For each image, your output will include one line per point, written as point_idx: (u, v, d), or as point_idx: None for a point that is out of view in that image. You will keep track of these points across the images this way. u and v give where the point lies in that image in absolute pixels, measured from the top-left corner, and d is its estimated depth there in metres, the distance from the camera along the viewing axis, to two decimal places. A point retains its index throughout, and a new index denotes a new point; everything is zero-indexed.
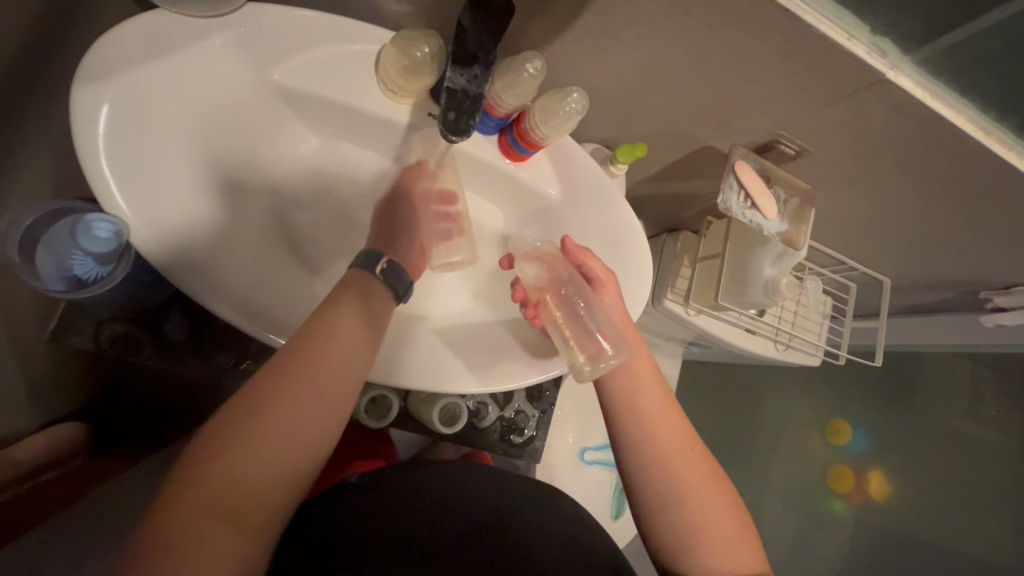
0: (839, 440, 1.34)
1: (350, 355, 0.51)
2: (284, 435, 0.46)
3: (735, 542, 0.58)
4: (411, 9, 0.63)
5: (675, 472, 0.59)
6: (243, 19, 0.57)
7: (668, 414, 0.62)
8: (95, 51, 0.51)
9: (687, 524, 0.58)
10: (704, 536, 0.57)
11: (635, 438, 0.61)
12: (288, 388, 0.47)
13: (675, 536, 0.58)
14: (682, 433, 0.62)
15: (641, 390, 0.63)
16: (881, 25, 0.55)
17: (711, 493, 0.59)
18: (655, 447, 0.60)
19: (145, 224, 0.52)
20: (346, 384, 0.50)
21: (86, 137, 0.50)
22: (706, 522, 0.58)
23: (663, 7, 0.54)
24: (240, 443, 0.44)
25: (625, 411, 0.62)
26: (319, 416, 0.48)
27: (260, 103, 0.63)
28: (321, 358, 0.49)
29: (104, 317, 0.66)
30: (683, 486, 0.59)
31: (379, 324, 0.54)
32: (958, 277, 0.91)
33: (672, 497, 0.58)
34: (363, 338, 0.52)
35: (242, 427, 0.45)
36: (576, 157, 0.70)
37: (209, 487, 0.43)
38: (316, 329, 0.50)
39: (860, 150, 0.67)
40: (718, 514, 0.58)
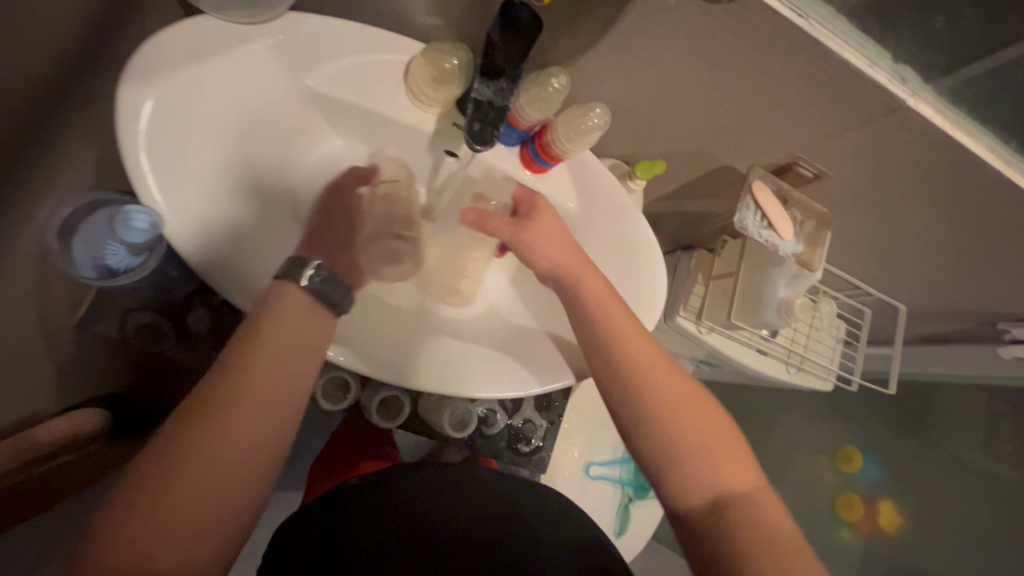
0: (850, 468, 1.33)
1: (287, 366, 0.47)
2: (219, 459, 0.43)
3: (719, 457, 0.54)
4: (442, 23, 0.65)
5: (650, 394, 0.56)
6: (282, 27, 0.60)
7: (638, 333, 0.60)
8: (142, 52, 0.54)
9: (667, 449, 0.55)
10: (686, 458, 0.54)
11: (608, 365, 0.58)
12: (217, 411, 0.44)
13: (657, 458, 0.55)
14: (657, 354, 0.59)
15: (611, 314, 0.60)
16: (903, 54, 0.55)
17: (689, 413, 0.56)
18: (628, 367, 0.58)
19: (177, 217, 0.54)
20: (294, 381, 0.48)
21: (127, 132, 0.52)
22: (686, 445, 0.55)
23: (687, 29, 0.55)
24: (170, 474, 0.42)
25: (594, 339, 0.60)
26: (255, 435, 0.45)
27: (293, 107, 0.65)
28: (260, 360, 0.47)
29: (132, 306, 0.69)
30: (658, 407, 0.56)
31: (324, 331, 0.51)
32: (975, 307, 0.90)
33: (650, 419, 0.56)
34: (303, 348, 0.49)
35: (171, 459, 0.42)
36: (595, 171, 0.72)
37: (144, 524, 0.40)
38: (253, 332, 0.48)
39: (879, 175, 0.67)
40: (701, 432, 0.55)
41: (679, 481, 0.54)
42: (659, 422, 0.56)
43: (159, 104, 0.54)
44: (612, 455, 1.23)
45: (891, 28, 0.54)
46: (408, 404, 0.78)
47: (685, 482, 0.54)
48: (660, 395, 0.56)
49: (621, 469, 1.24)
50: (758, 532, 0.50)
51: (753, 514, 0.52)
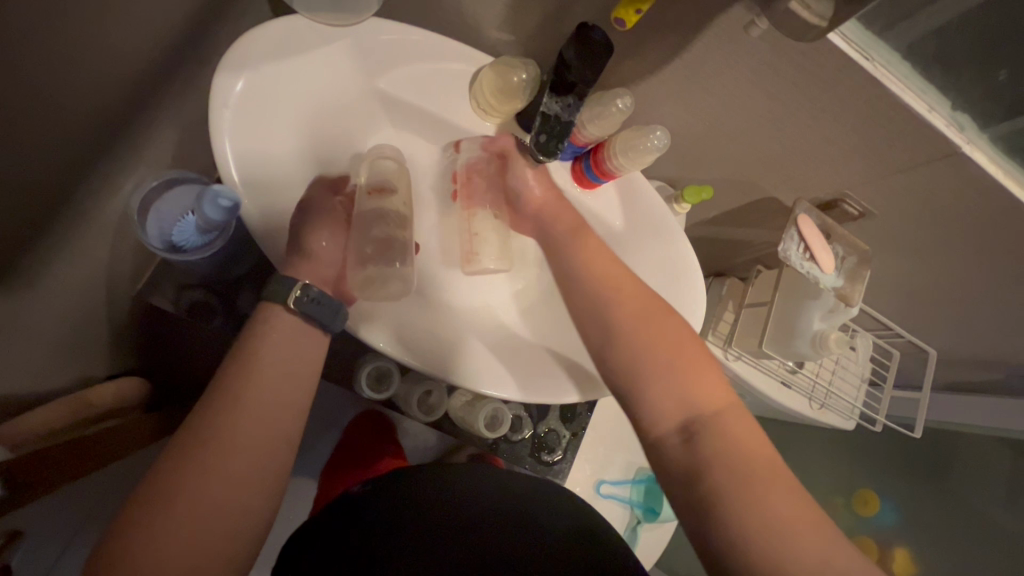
0: (867, 511, 1.28)
1: (282, 387, 0.51)
2: (228, 472, 0.46)
3: (697, 382, 0.55)
4: (512, 39, 0.69)
5: (622, 319, 0.60)
6: (364, 32, 0.63)
7: (609, 263, 0.64)
8: (239, 43, 0.58)
9: (632, 363, 0.58)
10: (650, 366, 0.56)
11: (579, 287, 0.64)
12: (220, 431, 0.47)
13: (624, 372, 0.58)
14: (631, 283, 0.63)
15: (582, 249, 0.66)
16: (962, 102, 0.57)
17: (654, 328, 0.59)
18: (593, 288, 0.63)
19: (252, 198, 0.57)
20: (291, 393, 0.52)
21: (218, 116, 0.56)
22: (648, 361, 0.57)
23: (753, 62, 0.58)
24: (183, 490, 0.45)
25: (566, 268, 0.66)
26: (260, 446, 0.49)
27: (365, 108, 0.68)
28: (259, 373, 0.51)
29: (186, 282, 0.72)
30: (620, 318, 0.60)
31: (312, 354, 0.55)
32: (1006, 358, 0.90)
33: (615, 335, 0.59)
34: (296, 368, 0.53)
35: (184, 469, 0.45)
36: (643, 192, 0.74)
37: (163, 539, 0.43)
38: (248, 350, 0.52)
39: (925, 217, 0.68)
40: (670, 348, 0.57)
41: (645, 401, 0.56)
42: (625, 338, 0.59)
43: (248, 92, 0.58)
44: (624, 475, 1.22)
45: (953, 77, 0.56)
46: (441, 402, 0.81)
47: (650, 397, 0.56)
48: (624, 313, 0.60)
49: (631, 490, 1.22)
50: (727, 458, 0.50)
51: (721, 433, 0.52)
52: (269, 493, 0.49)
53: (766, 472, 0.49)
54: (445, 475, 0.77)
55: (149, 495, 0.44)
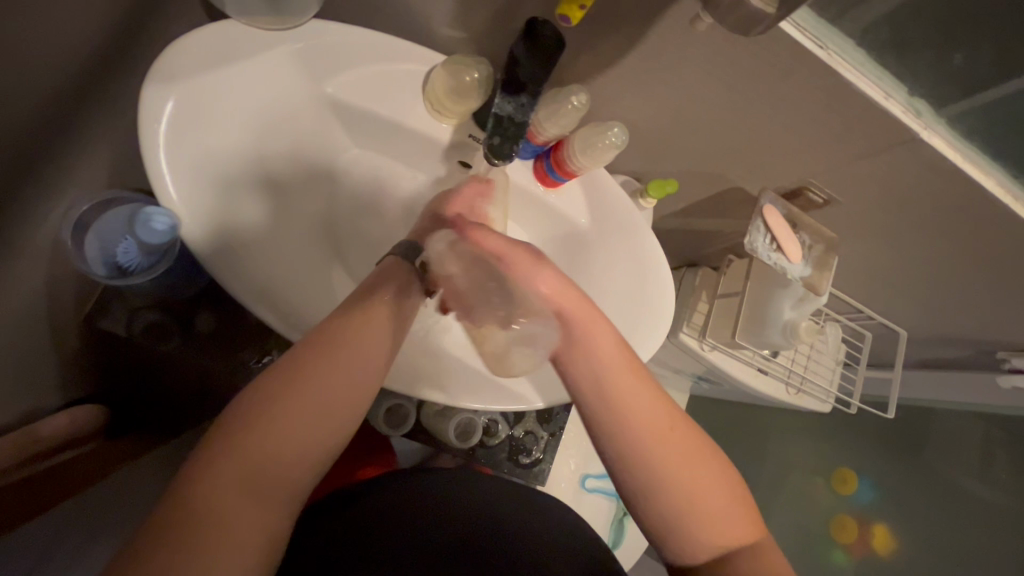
0: (845, 490, 1.31)
1: (365, 357, 0.49)
2: (290, 429, 0.44)
3: (729, 519, 0.50)
4: (464, 36, 0.66)
5: (650, 449, 0.50)
6: (306, 35, 0.60)
7: (639, 382, 0.52)
8: (169, 53, 0.54)
9: (670, 503, 0.50)
10: (689, 514, 0.50)
11: (608, 416, 0.51)
12: (302, 390, 0.45)
13: (658, 515, 0.50)
14: (668, 412, 0.52)
15: (614, 363, 0.53)
16: (918, 87, 0.57)
17: (686, 462, 0.50)
18: (626, 424, 0.50)
19: (193, 216, 0.54)
20: (372, 372, 0.49)
21: (150, 131, 0.52)
22: (692, 504, 0.50)
23: (708, 53, 0.56)
24: (255, 443, 0.43)
25: (594, 395, 0.52)
26: (329, 410, 0.46)
27: (314, 114, 0.65)
28: (352, 345, 0.48)
29: (139, 305, 0.69)
30: (661, 463, 0.50)
31: (395, 332, 0.52)
32: (973, 335, 0.92)
33: (656, 478, 0.50)
34: (385, 345, 0.51)
35: (261, 419, 0.43)
36: (605, 188, 0.72)
37: (222, 479, 0.41)
38: (348, 317, 0.50)
39: (888, 202, 0.68)
40: (712, 492, 0.50)
41: (683, 542, 0.50)
42: (667, 482, 0.50)
43: (182, 104, 0.54)
44: None
45: (908, 61, 0.55)
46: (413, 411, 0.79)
47: (675, 536, 0.51)
48: (665, 456, 0.50)
49: None
50: None
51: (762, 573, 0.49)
52: (320, 464, 0.46)
53: None
54: (427, 478, 0.75)
55: (228, 437, 0.43)
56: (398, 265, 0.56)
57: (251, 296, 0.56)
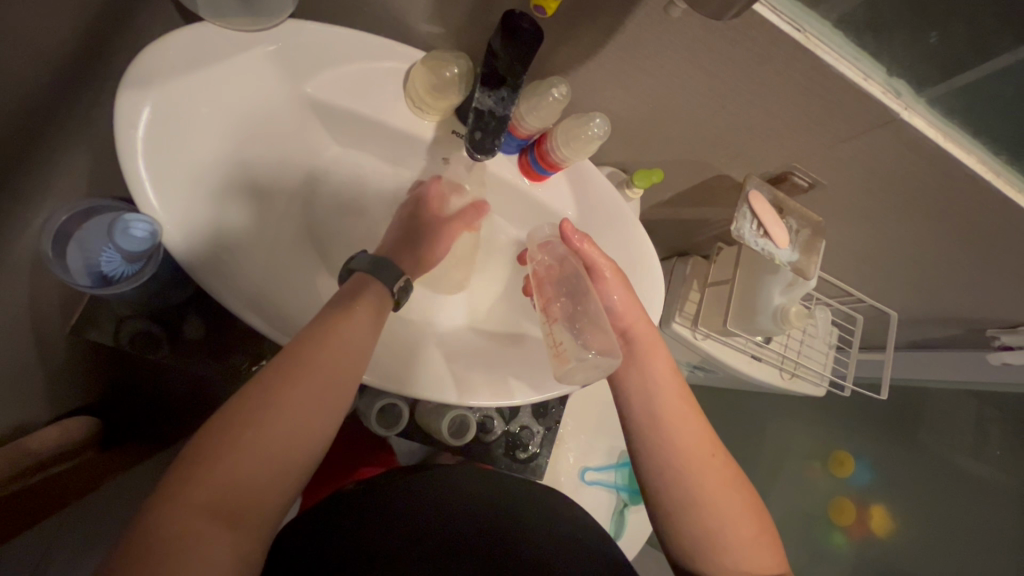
0: (842, 472, 1.31)
1: (332, 383, 0.49)
2: (262, 456, 0.44)
3: (755, 549, 0.57)
4: (442, 31, 0.66)
5: (691, 468, 0.58)
6: (283, 35, 0.60)
7: (682, 404, 0.62)
8: (143, 58, 0.54)
9: (687, 503, 0.58)
10: (705, 517, 0.57)
11: (645, 416, 0.61)
12: (271, 412, 0.45)
13: (675, 513, 0.58)
14: (703, 434, 0.61)
15: (658, 377, 0.63)
16: (897, 67, 0.57)
17: (724, 489, 0.58)
18: (659, 428, 0.60)
19: (175, 223, 0.53)
20: (339, 388, 0.50)
21: (127, 138, 0.52)
22: (709, 508, 0.57)
23: (686, 40, 0.56)
24: (222, 468, 0.43)
25: (637, 399, 0.62)
26: (298, 437, 0.46)
27: (293, 115, 0.64)
28: (321, 364, 0.49)
29: (126, 313, 0.68)
30: (688, 465, 0.59)
31: (366, 347, 0.53)
32: (963, 314, 0.92)
33: (678, 478, 0.58)
34: (353, 360, 0.51)
35: (229, 441, 0.44)
36: (593, 179, 0.72)
37: (192, 506, 0.42)
38: (317, 335, 0.50)
39: (872, 184, 0.68)
40: (732, 506, 0.58)
41: (695, 542, 0.57)
42: (688, 484, 0.58)
43: (159, 109, 0.54)
44: (608, 460, 1.22)
45: (885, 43, 0.55)
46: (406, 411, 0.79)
47: (701, 551, 0.57)
48: (690, 462, 0.59)
49: (616, 474, 1.22)
50: None
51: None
52: (293, 483, 0.47)
53: None
54: (422, 479, 0.73)
55: (194, 464, 0.43)
56: (367, 285, 0.55)
57: (237, 301, 0.56)
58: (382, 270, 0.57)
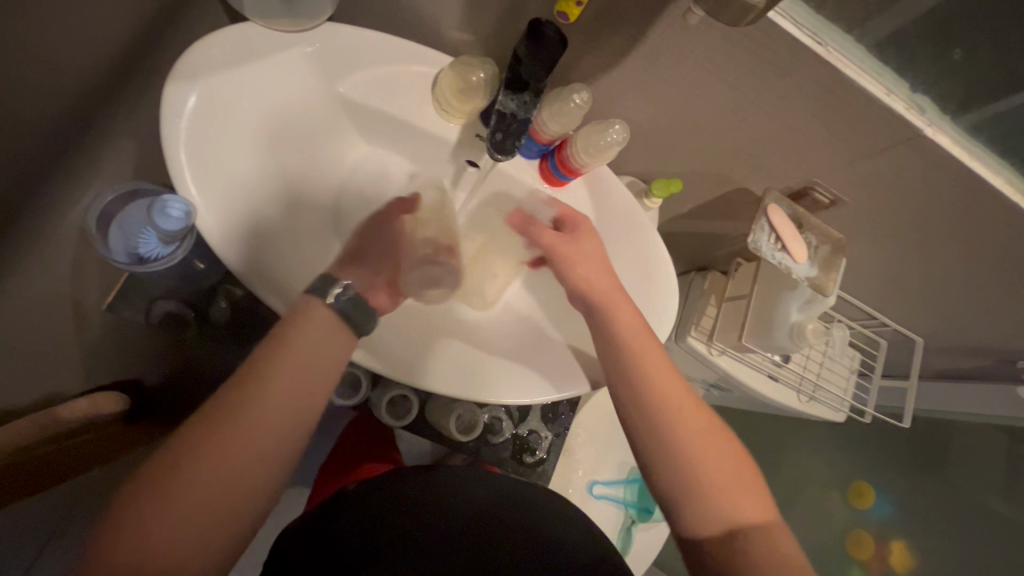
0: (861, 503, 1.28)
1: (286, 404, 0.47)
2: (202, 504, 0.42)
3: (735, 475, 0.56)
4: (471, 38, 0.68)
5: (661, 398, 0.58)
6: (321, 37, 0.63)
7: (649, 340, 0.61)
8: (190, 54, 0.57)
9: (660, 431, 0.57)
10: (677, 446, 0.56)
11: (624, 380, 0.59)
12: (212, 458, 0.43)
13: (671, 480, 0.56)
14: (669, 366, 0.60)
15: (636, 344, 0.60)
16: (920, 84, 0.57)
17: (693, 417, 0.58)
18: (628, 366, 0.59)
19: (209, 207, 0.56)
20: (286, 426, 0.46)
21: (171, 127, 0.55)
22: (682, 434, 0.57)
23: (707, 51, 0.57)
24: (155, 520, 0.41)
25: (620, 370, 0.59)
26: (257, 469, 0.45)
27: (326, 113, 0.68)
28: (265, 401, 0.46)
29: (157, 294, 0.72)
30: (677, 433, 0.57)
31: (320, 379, 0.49)
32: (992, 343, 0.89)
33: (651, 409, 0.57)
34: (304, 394, 0.48)
35: (163, 492, 0.41)
36: (611, 187, 0.73)
37: (143, 554, 0.40)
38: (260, 367, 0.47)
39: (895, 202, 0.67)
40: (703, 431, 0.57)
41: (672, 475, 0.56)
42: (660, 414, 0.57)
43: (201, 101, 0.57)
44: (617, 474, 1.20)
45: (909, 59, 0.55)
46: (416, 406, 0.81)
47: (681, 483, 0.55)
48: (678, 430, 0.57)
49: (625, 490, 1.20)
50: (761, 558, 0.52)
51: (767, 550, 0.52)
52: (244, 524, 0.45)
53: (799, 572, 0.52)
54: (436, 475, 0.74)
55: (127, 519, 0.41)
56: (311, 306, 0.51)
57: (260, 285, 0.58)
58: (321, 289, 0.52)
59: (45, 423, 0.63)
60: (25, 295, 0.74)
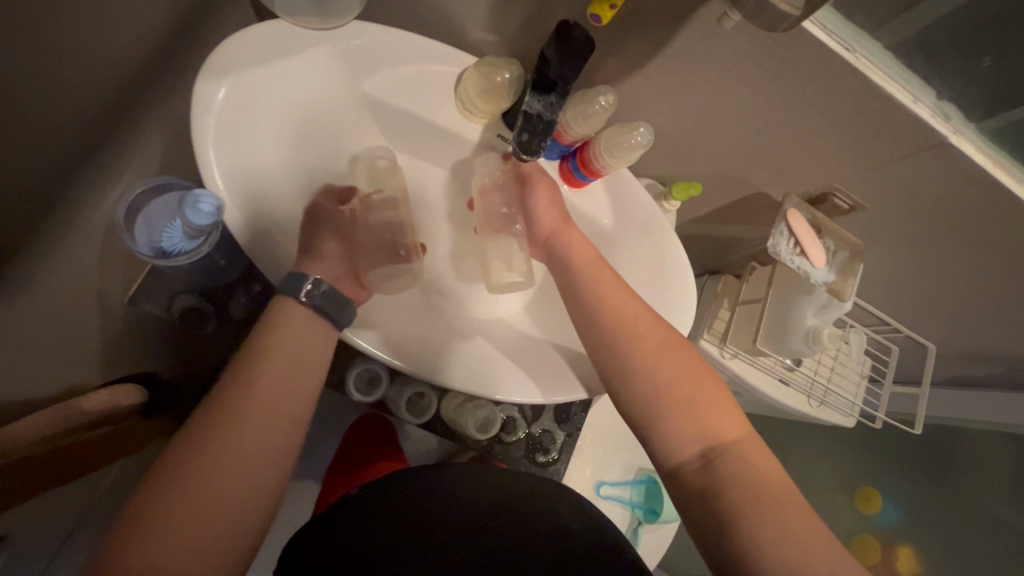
0: (869, 509, 1.27)
1: (286, 382, 0.50)
2: (218, 476, 0.44)
3: (711, 403, 0.57)
4: (496, 39, 0.69)
5: (625, 333, 0.61)
6: (348, 36, 0.63)
7: (611, 281, 0.64)
8: (221, 49, 0.58)
9: (629, 368, 0.59)
10: (647, 379, 0.58)
11: (588, 324, 0.63)
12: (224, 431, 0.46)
13: (645, 402, 0.58)
14: (633, 304, 0.63)
15: (598, 288, 0.64)
16: (947, 92, 0.57)
17: (661, 351, 0.59)
18: (593, 310, 0.63)
19: (236, 203, 0.57)
20: (286, 398, 0.50)
21: (201, 122, 0.56)
22: (649, 367, 0.58)
23: (735, 56, 0.57)
24: (177, 492, 0.43)
25: (586, 314, 0.64)
26: (265, 450, 0.47)
27: (351, 111, 0.68)
28: (264, 374, 0.49)
29: (180, 288, 0.73)
30: (638, 352, 0.59)
31: (315, 351, 0.53)
32: (1006, 351, 0.89)
33: (616, 349, 0.60)
34: (301, 365, 0.52)
35: (182, 467, 0.44)
36: (631, 189, 0.73)
37: (168, 530, 0.41)
38: (252, 345, 0.51)
39: (916, 209, 0.67)
40: (671, 363, 0.59)
41: (643, 408, 0.58)
42: (627, 350, 0.60)
43: (230, 97, 0.57)
44: (624, 476, 1.20)
45: (936, 67, 0.56)
46: (434, 402, 0.82)
47: (656, 411, 0.57)
48: (643, 347, 0.60)
49: (632, 491, 1.20)
50: (740, 479, 0.52)
51: (740, 465, 0.53)
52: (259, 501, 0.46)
53: (779, 491, 0.51)
54: (449, 473, 0.73)
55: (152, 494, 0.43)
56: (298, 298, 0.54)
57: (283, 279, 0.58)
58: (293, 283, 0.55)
59: (70, 415, 0.63)
60: (45, 286, 0.74)
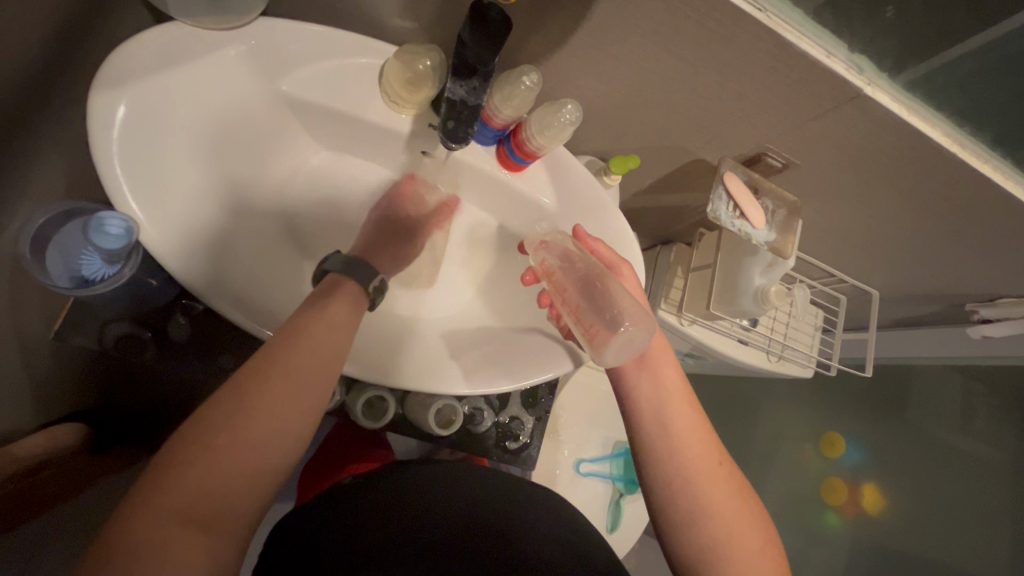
0: (833, 452, 1.35)
1: (317, 376, 0.48)
2: (239, 459, 0.43)
3: (759, 557, 0.56)
4: (414, 25, 0.66)
5: (690, 467, 0.59)
6: (255, 33, 0.60)
7: (688, 409, 0.62)
8: (114, 59, 0.54)
9: (689, 501, 0.58)
10: (707, 524, 0.57)
11: (654, 449, 0.60)
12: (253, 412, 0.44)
13: (691, 546, 0.57)
14: (703, 435, 0.61)
15: (670, 411, 0.62)
16: (858, 43, 0.58)
17: (721, 492, 0.58)
18: (665, 434, 0.61)
19: (152, 222, 0.54)
20: (314, 388, 0.48)
21: (101, 139, 0.52)
22: (710, 508, 0.57)
23: (652, 25, 0.57)
24: (200, 463, 0.41)
25: (652, 435, 0.61)
26: (286, 437, 0.46)
27: (270, 113, 0.65)
28: (295, 363, 0.47)
29: (109, 317, 0.68)
30: (701, 500, 0.57)
31: (342, 343, 0.51)
32: (942, 289, 0.94)
33: (681, 481, 0.58)
34: (330, 361, 0.50)
35: (209, 441, 0.42)
36: (571, 167, 0.72)
37: (186, 502, 0.40)
38: (288, 332, 0.49)
39: (844, 161, 0.69)
40: (731, 509, 0.58)
41: (693, 549, 0.57)
42: (691, 485, 0.58)
43: (130, 110, 0.54)
44: (603, 451, 1.22)
45: (845, 21, 0.56)
46: (393, 405, 0.80)
47: (701, 551, 0.56)
48: (707, 487, 0.58)
49: (612, 465, 1.21)
50: None
51: None
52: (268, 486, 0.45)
53: None
54: (435, 471, 0.76)
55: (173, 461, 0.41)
56: (341, 283, 0.54)
57: (214, 296, 0.56)
58: (357, 269, 0.56)
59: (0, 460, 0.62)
60: None
